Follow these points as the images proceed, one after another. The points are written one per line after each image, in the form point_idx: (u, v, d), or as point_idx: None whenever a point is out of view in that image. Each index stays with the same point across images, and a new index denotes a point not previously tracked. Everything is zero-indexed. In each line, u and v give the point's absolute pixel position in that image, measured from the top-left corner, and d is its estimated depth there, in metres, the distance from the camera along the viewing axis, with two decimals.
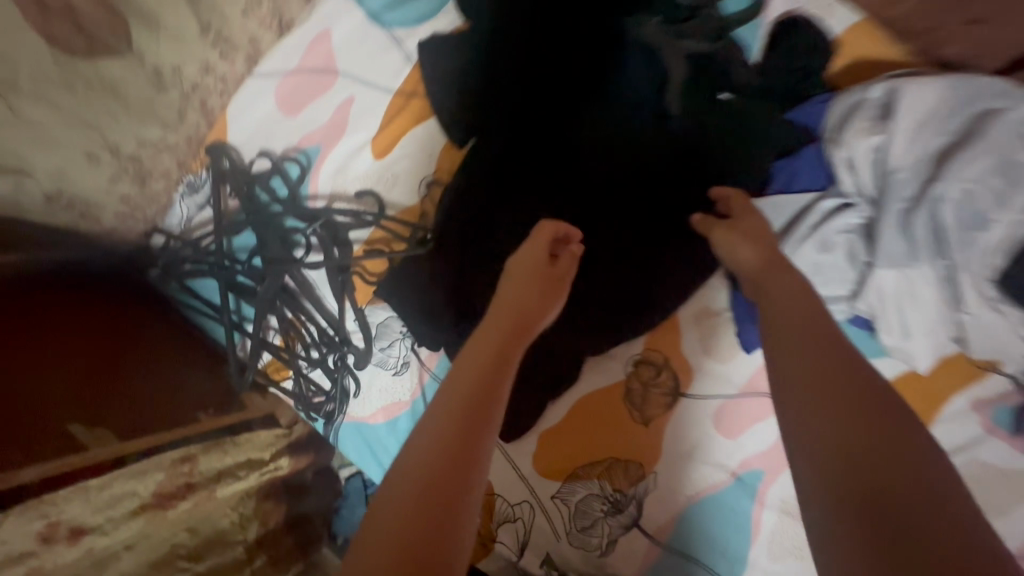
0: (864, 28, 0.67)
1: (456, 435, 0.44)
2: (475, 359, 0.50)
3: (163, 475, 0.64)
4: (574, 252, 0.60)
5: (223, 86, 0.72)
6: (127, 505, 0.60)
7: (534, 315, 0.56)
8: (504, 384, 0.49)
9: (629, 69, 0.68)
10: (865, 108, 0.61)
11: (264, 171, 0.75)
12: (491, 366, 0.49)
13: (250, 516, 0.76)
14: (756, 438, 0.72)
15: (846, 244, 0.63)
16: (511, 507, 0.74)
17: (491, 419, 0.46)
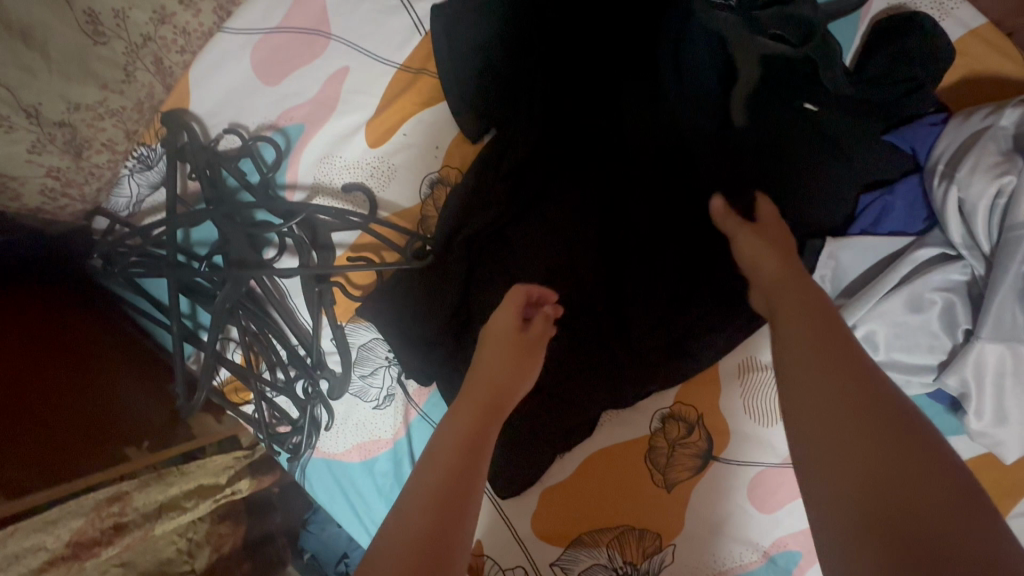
0: (982, 37, 0.54)
1: (419, 546, 0.36)
2: (444, 444, 0.42)
3: (83, 520, 0.49)
4: (550, 316, 0.51)
5: (185, 41, 0.58)
6: (28, 565, 0.45)
7: (506, 394, 0.47)
8: (469, 503, 0.39)
9: (695, 61, 0.54)
10: (991, 140, 0.49)
11: (234, 150, 0.61)
12: (452, 481, 0.39)
13: (201, 544, 0.60)
14: (797, 514, 0.61)
15: (941, 305, 0.52)
16: (502, 573, 0.62)
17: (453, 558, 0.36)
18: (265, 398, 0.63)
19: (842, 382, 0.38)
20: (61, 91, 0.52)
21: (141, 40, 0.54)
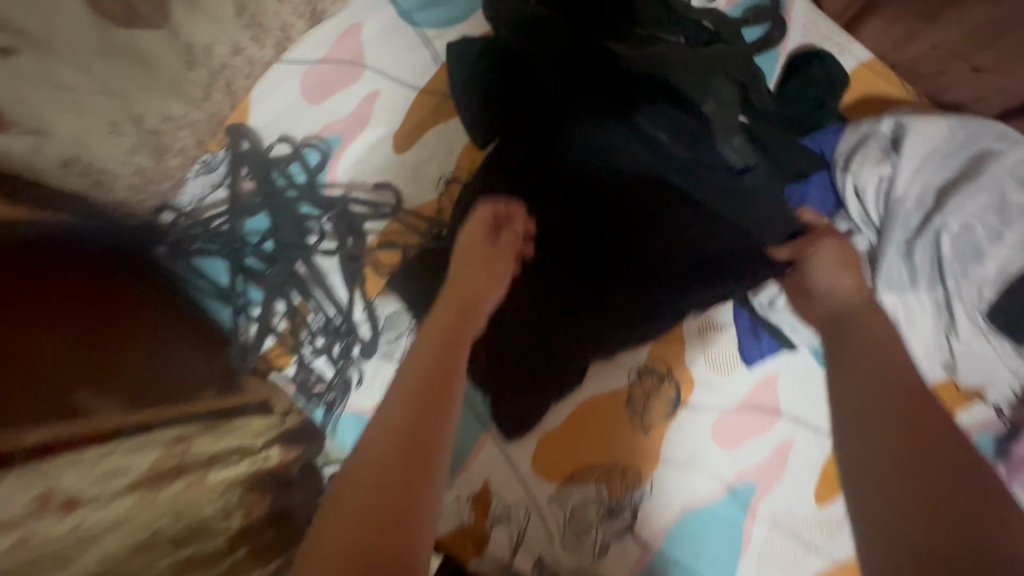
0: (872, 67, 0.70)
1: (409, 418, 0.49)
2: (425, 354, 0.56)
3: (158, 453, 0.59)
4: (516, 231, 0.67)
5: (250, 69, 0.72)
6: (120, 482, 0.55)
7: (482, 301, 0.63)
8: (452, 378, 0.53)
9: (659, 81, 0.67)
10: (875, 140, 0.65)
11: (284, 156, 0.75)
12: (439, 362, 0.54)
13: (235, 507, 0.62)
14: (751, 450, 0.73)
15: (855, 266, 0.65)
16: (506, 507, 0.73)
17: (442, 413, 0.50)
18: (304, 361, 0.75)
19: (900, 437, 0.47)
20: (158, 107, 0.64)
21: (219, 67, 0.67)
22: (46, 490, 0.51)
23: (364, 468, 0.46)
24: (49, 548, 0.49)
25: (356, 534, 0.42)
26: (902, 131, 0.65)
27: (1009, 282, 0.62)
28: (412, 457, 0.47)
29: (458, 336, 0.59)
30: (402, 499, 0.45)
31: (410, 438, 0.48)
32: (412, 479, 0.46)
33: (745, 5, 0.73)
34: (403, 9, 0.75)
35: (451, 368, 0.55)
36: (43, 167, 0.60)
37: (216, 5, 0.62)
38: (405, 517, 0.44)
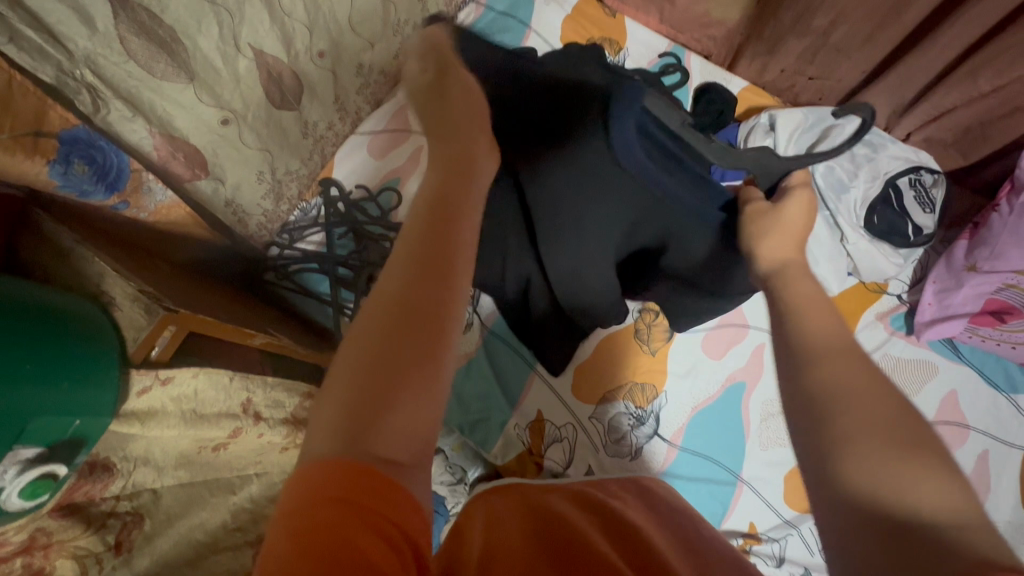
0: (750, 89, 1.07)
1: (399, 289, 0.40)
2: (418, 210, 0.45)
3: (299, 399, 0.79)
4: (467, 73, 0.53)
5: (336, 139, 1.05)
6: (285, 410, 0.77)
7: (473, 142, 0.52)
8: (454, 236, 0.44)
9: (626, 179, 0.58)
10: (758, 127, 1.00)
11: (362, 197, 1.04)
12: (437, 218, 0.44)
13: None
14: (735, 356, 0.96)
15: None
16: (558, 428, 0.94)
17: (445, 272, 0.42)
18: None
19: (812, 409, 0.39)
20: (285, 164, 0.94)
21: (320, 137, 0.99)
22: (248, 399, 0.70)
23: (362, 339, 0.39)
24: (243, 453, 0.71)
25: (355, 403, 0.37)
26: (777, 116, 0.99)
27: (872, 203, 0.94)
28: (413, 319, 0.39)
29: (456, 187, 0.47)
30: (422, 347, 0.39)
31: (415, 301, 0.40)
32: (414, 347, 0.39)
33: (660, 63, 1.10)
34: None
35: (446, 235, 0.43)
36: (214, 206, 0.87)
37: (324, 94, 0.95)
38: (414, 366, 0.38)
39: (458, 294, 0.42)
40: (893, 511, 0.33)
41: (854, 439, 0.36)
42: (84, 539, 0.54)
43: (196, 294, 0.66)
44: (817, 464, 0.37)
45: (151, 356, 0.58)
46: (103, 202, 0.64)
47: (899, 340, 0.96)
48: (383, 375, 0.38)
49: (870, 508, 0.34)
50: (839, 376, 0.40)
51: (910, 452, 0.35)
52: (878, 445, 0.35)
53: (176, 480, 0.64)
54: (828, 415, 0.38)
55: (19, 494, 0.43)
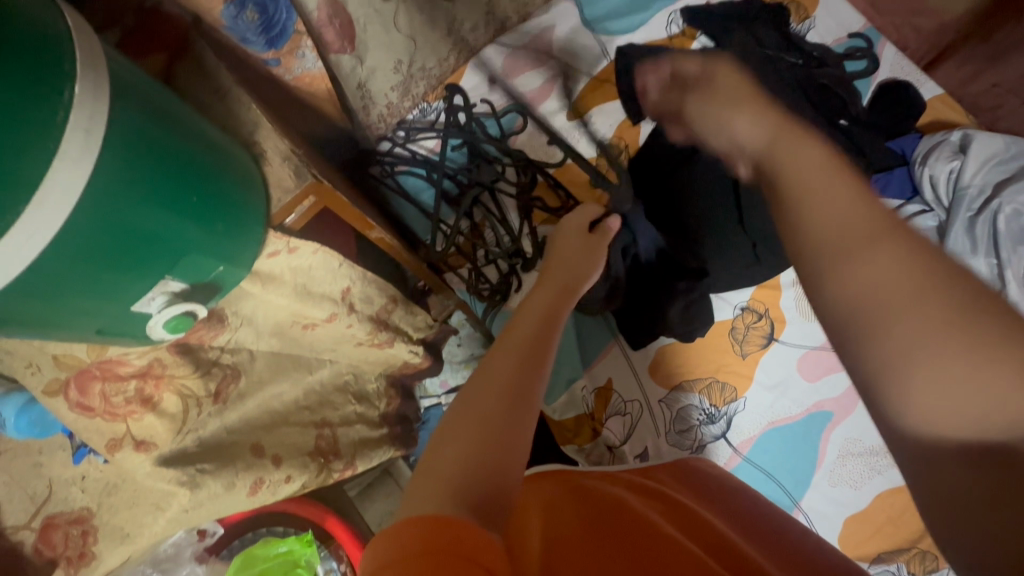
0: (945, 100, 0.94)
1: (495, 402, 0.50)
2: (506, 347, 0.58)
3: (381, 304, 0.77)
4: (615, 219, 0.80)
5: (475, 45, 0.99)
6: (374, 307, 0.77)
7: (570, 278, 0.71)
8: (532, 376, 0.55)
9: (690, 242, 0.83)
10: (946, 145, 0.88)
11: (484, 113, 0.99)
12: (524, 359, 0.56)
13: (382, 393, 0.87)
14: (831, 385, 0.89)
15: None
16: (624, 402, 0.91)
17: (527, 400, 0.52)
18: (477, 267, 0.97)
19: (887, 299, 0.35)
20: (422, 59, 0.89)
21: (462, 38, 0.93)
22: (348, 286, 0.69)
23: (451, 446, 0.46)
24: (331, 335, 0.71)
25: (446, 490, 0.42)
26: (975, 138, 0.87)
27: None
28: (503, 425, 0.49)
29: (541, 332, 0.61)
30: (505, 447, 0.47)
31: (506, 419, 0.49)
32: (504, 445, 0.48)
33: (848, 44, 0.97)
34: (587, 18, 1.02)
35: (527, 377, 0.54)
36: (346, 86, 0.83)
37: None
38: (500, 458, 0.46)
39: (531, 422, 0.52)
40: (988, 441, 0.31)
41: (925, 340, 0.32)
42: (192, 380, 0.56)
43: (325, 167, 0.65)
44: (902, 363, 0.33)
45: (288, 222, 0.54)
46: (260, 55, 0.62)
47: None
48: (480, 466, 0.45)
49: (967, 446, 0.32)
50: (874, 290, 0.35)
51: (1022, 364, 0.31)
52: (953, 350, 0.32)
53: (268, 346, 0.65)
54: (882, 324, 0.34)
55: (163, 324, 0.47)
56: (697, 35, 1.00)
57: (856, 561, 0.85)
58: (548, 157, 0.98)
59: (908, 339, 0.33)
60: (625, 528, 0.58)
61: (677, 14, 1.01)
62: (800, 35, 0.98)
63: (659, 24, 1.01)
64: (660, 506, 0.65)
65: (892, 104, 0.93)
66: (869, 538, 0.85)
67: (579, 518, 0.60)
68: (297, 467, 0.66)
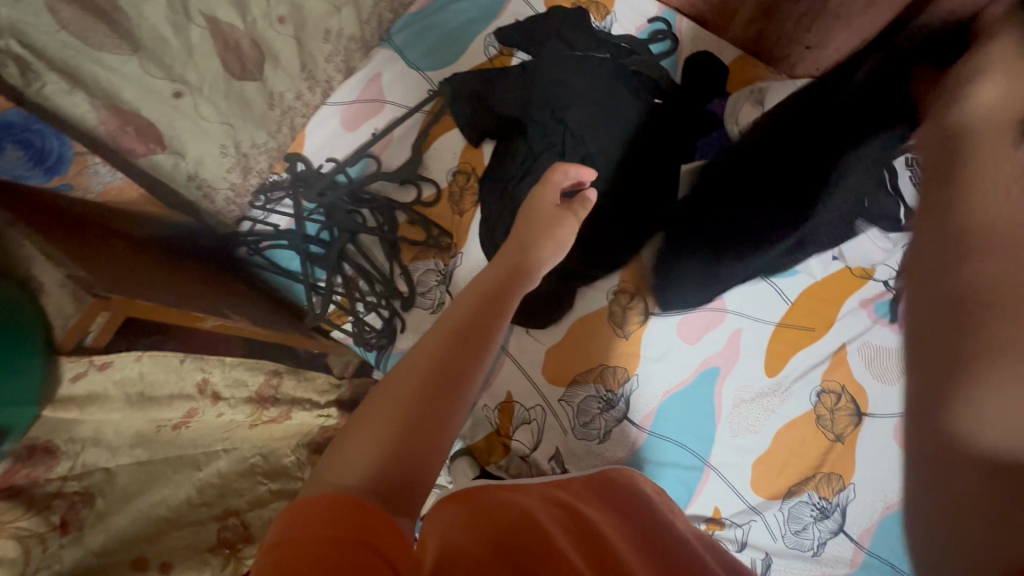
0: (744, 59, 1.02)
1: (417, 391, 0.60)
2: (443, 342, 0.66)
3: (263, 378, 0.83)
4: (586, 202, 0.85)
5: (307, 110, 1.01)
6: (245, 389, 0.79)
7: (506, 280, 0.76)
8: (463, 373, 0.64)
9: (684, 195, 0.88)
10: (748, 100, 0.94)
11: (332, 170, 1.02)
12: (453, 351, 0.65)
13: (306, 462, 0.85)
14: (711, 342, 0.94)
15: None
16: (527, 410, 0.94)
17: (451, 392, 0.62)
18: (360, 318, 0.98)
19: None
20: (250, 137, 0.91)
21: (287, 108, 0.96)
22: (205, 379, 0.71)
23: (378, 424, 0.57)
24: (206, 425, 0.72)
25: (362, 477, 0.52)
26: (771, 94, 0.92)
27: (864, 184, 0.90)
28: (424, 411, 0.59)
29: (478, 328, 0.69)
30: (425, 435, 0.58)
31: (423, 406, 0.59)
32: (419, 429, 0.58)
33: (649, 30, 1.05)
34: (409, 59, 1.06)
35: (457, 371, 0.64)
36: (175, 180, 0.85)
37: (289, 65, 0.90)
38: (415, 445, 0.57)
39: (453, 411, 0.62)
40: (1011, 463, 0.37)
41: (1002, 348, 0.40)
42: (25, 521, 0.51)
43: (153, 280, 0.71)
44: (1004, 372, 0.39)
45: (85, 343, 0.59)
46: (44, 186, 0.63)
47: (883, 328, 0.92)
48: (394, 454, 0.55)
49: (992, 442, 0.38)
50: (1007, 334, 0.41)
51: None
52: (1013, 365, 0.39)
53: (133, 458, 0.62)
54: (982, 326, 0.42)
55: None
56: (514, 52, 1.06)
57: (771, 501, 0.89)
58: (403, 194, 1.01)
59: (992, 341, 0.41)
60: (517, 541, 0.57)
61: (491, 37, 1.06)
62: (604, 31, 1.04)
63: (477, 50, 1.06)
64: (562, 516, 0.65)
65: (696, 73, 0.99)
66: (777, 476, 0.89)
67: (470, 526, 0.60)
68: (191, 571, 0.61)
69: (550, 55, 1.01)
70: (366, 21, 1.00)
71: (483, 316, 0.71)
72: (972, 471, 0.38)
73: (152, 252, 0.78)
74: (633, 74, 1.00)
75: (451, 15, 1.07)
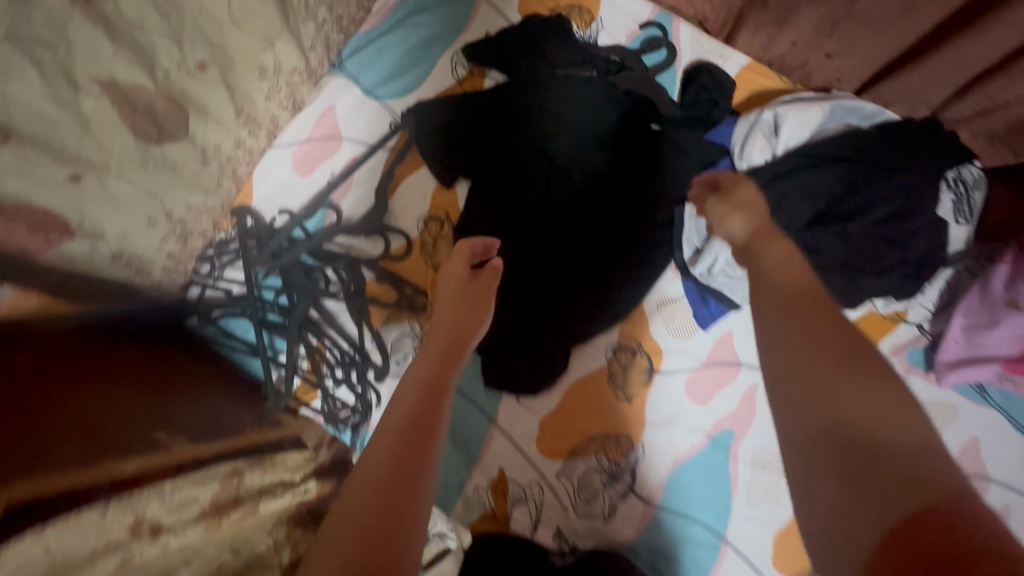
0: (753, 67, 0.88)
1: (382, 471, 0.50)
2: (406, 399, 0.57)
3: (218, 485, 0.66)
4: (497, 265, 0.75)
5: (250, 157, 0.87)
6: (191, 510, 0.62)
7: (465, 321, 0.68)
8: (434, 437, 0.54)
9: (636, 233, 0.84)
10: (760, 127, 0.78)
11: (286, 224, 0.90)
12: (418, 408, 0.56)
13: (286, 541, 0.68)
14: (724, 401, 0.84)
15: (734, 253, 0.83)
16: (523, 488, 0.84)
17: (422, 458, 0.52)
18: (330, 392, 0.87)
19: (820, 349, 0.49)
20: (184, 201, 0.78)
21: (226, 160, 0.83)
22: (138, 516, 0.56)
23: (323, 566, 0.44)
24: (149, 568, 0.54)
25: None
26: (785, 119, 0.78)
27: None
28: (391, 496, 0.49)
29: (440, 374, 0.60)
30: (396, 522, 0.47)
31: (391, 490, 0.49)
32: (388, 521, 0.47)
33: (642, 37, 0.90)
34: (366, 87, 0.91)
35: (428, 431, 0.54)
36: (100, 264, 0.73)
37: (220, 113, 0.76)
38: (389, 542, 0.46)
39: (428, 485, 0.51)
40: (872, 440, 0.43)
41: (802, 373, 0.49)
42: None
43: (58, 404, 0.55)
44: (828, 380, 0.47)
45: None
46: None
47: (916, 379, 0.81)
48: (359, 562, 0.44)
49: (822, 446, 0.45)
50: (831, 342, 0.49)
51: (857, 378, 0.47)
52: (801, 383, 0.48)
53: None
54: (777, 348, 0.51)
55: None
56: (487, 71, 0.91)
57: None
58: (368, 247, 0.89)
59: (806, 361, 0.49)
60: None
61: (459, 55, 0.91)
62: (591, 42, 0.90)
63: (443, 71, 0.92)
64: None
65: (701, 90, 0.85)
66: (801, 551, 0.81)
67: None
68: None
69: (527, 84, 0.88)
70: (310, 48, 0.85)
71: (446, 358, 0.63)
72: (851, 486, 0.42)
73: (59, 357, 0.60)
74: (627, 96, 0.87)
75: (411, 31, 0.92)
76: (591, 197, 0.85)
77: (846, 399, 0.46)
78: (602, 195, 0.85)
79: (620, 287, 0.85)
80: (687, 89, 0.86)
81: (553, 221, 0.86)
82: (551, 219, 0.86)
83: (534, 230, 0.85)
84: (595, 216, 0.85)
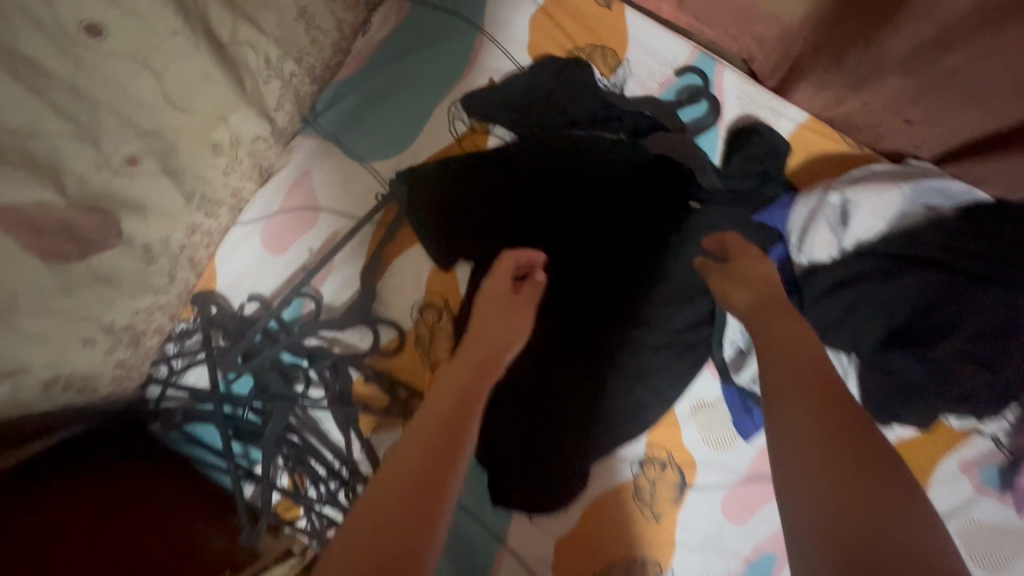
0: (813, 126, 0.73)
1: (402, 504, 0.42)
2: (432, 415, 0.48)
3: None
4: (539, 280, 0.66)
5: (210, 238, 0.73)
6: None
7: (501, 335, 0.60)
8: (459, 458, 0.46)
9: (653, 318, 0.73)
10: (826, 213, 0.65)
11: (258, 313, 0.77)
12: (448, 423, 0.48)
13: None
14: (765, 521, 0.74)
15: None
16: None
17: (445, 491, 0.44)
18: (314, 510, 0.75)
19: (832, 433, 0.42)
20: (129, 308, 0.65)
21: (179, 250, 0.69)
22: None
23: None
24: None
25: None
26: (857, 208, 0.64)
27: None
28: (407, 526, 0.41)
29: (472, 390, 0.52)
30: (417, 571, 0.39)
31: (413, 522, 0.41)
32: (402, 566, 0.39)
33: (677, 86, 0.75)
34: (348, 147, 0.76)
35: (453, 452, 0.46)
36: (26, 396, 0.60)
37: (165, 204, 0.62)
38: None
39: (452, 509, 0.44)
40: (872, 534, 0.38)
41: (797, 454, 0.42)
42: None
43: None
44: (834, 472, 0.41)
45: None
46: None
47: (988, 500, 0.70)
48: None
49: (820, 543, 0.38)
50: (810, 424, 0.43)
51: (864, 511, 0.39)
52: (800, 455, 0.42)
53: None
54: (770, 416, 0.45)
55: None
56: (491, 127, 0.76)
57: None
58: (355, 340, 0.76)
59: (811, 427, 0.43)
60: None
61: (458, 107, 0.76)
62: (615, 92, 0.75)
63: (439, 126, 0.76)
64: None
65: (755, 158, 0.71)
66: None
67: None
68: None
69: (540, 151, 0.73)
70: (276, 109, 0.69)
71: (481, 373, 0.55)
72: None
73: None
74: (660, 163, 0.72)
75: (399, 78, 0.76)
76: (612, 284, 0.72)
77: (843, 480, 0.40)
78: (629, 284, 0.73)
79: (648, 390, 0.73)
80: (732, 155, 0.72)
81: (570, 318, 0.73)
82: (566, 316, 0.73)
83: (548, 328, 0.73)
84: (609, 294, 0.73)
